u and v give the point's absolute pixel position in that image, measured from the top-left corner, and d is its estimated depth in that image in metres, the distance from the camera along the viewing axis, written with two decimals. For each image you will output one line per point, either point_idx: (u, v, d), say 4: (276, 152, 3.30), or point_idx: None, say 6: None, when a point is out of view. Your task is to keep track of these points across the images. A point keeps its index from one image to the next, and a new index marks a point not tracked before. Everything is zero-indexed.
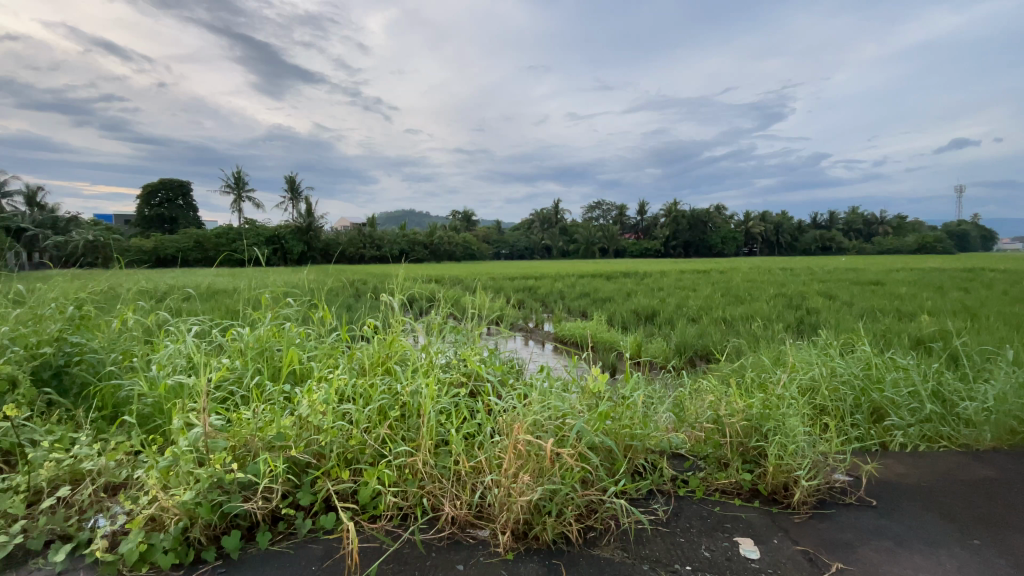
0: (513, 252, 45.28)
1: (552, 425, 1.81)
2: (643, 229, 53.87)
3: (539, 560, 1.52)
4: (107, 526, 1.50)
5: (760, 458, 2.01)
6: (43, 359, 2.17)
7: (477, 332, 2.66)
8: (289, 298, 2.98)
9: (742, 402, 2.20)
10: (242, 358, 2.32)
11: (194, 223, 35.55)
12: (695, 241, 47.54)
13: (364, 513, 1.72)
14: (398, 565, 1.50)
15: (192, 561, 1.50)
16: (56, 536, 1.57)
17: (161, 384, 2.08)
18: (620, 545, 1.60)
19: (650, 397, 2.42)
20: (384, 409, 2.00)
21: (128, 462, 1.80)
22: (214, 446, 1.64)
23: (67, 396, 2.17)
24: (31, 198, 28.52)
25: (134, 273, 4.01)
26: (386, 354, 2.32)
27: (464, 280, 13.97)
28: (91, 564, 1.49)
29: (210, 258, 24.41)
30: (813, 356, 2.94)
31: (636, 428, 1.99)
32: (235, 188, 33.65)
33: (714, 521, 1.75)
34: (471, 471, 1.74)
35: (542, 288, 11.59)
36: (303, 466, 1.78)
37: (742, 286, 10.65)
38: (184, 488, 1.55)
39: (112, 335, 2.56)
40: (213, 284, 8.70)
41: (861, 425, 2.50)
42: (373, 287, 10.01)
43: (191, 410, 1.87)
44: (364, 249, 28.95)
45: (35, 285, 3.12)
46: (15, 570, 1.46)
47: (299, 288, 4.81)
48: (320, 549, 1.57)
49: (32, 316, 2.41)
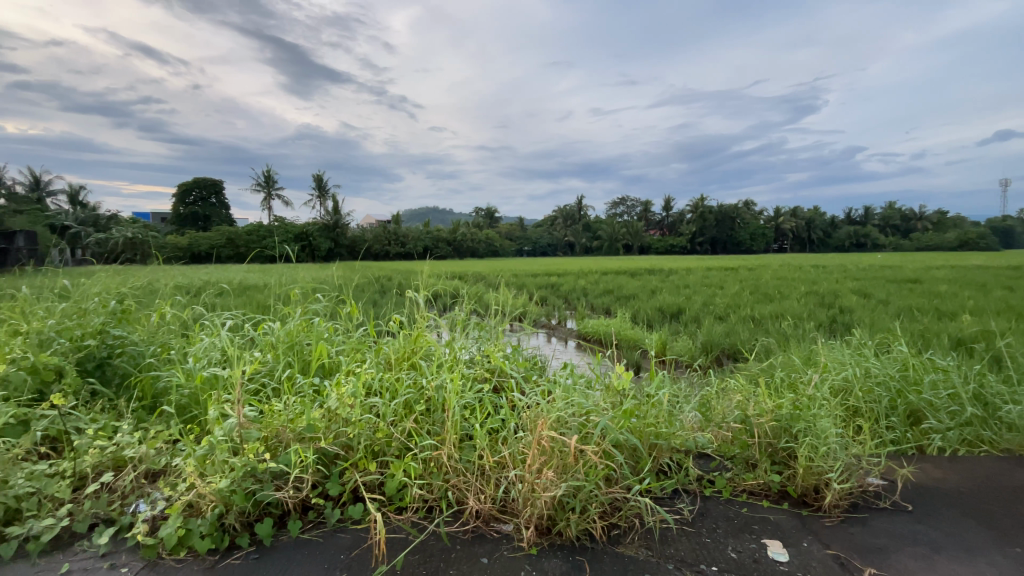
0: (536, 250, 45.24)
1: (576, 422, 1.81)
2: (668, 227, 52.86)
3: (562, 556, 1.52)
4: (148, 512, 1.57)
5: (789, 460, 1.96)
6: (87, 350, 2.29)
7: (500, 328, 2.68)
8: (318, 294, 3.04)
9: (770, 402, 2.16)
10: (274, 352, 2.38)
11: (225, 220, 36.66)
12: (722, 239, 46.50)
13: (390, 504, 1.75)
14: (424, 556, 1.52)
15: (227, 547, 1.55)
16: (100, 520, 1.65)
17: (197, 374, 2.16)
18: (645, 543, 1.59)
19: (675, 395, 2.38)
20: (410, 403, 2.04)
21: (166, 450, 1.89)
22: (247, 436, 1.70)
23: (109, 386, 2.28)
24: (76, 196, 30.00)
25: (171, 269, 4.17)
26: (411, 350, 2.35)
27: (486, 277, 14.02)
28: (133, 547, 1.56)
29: (241, 255, 25.12)
30: (846, 356, 2.87)
31: (661, 427, 1.97)
32: (266, 186, 34.60)
33: (742, 521, 1.72)
34: (496, 465, 1.75)
35: (564, 286, 11.52)
36: (332, 457, 1.83)
37: (771, 284, 10.31)
38: (219, 476, 1.61)
39: (152, 328, 2.66)
40: (244, 280, 8.99)
41: (896, 427, 2.42)
42: (399, 284, 10.14)
43: (225, 401, 1.94)
44: (389, 248, 29.36)
45: (80, 280, 3.27)
46: (61, 552, 1.54)
47: (327, 284, 4.90)
48: (348, 539, 1.61)
49: (78, 310, 2.54)
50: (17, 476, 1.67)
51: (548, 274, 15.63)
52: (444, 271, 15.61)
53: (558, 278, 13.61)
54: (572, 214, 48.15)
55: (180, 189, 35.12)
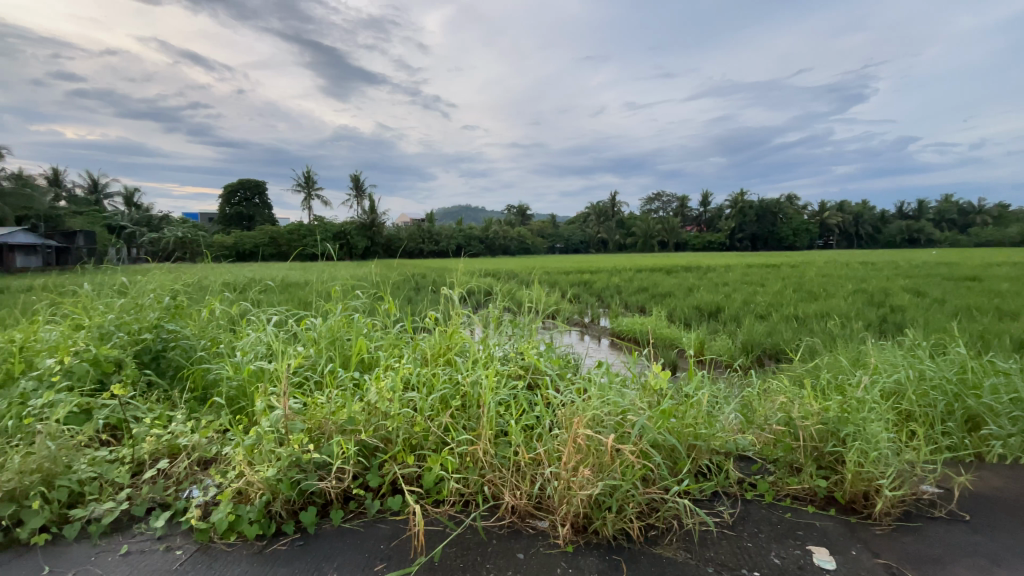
0: (569, 247, 44.92)
1: (613, 421, 1.79)
2: (705, 222, 51.44)
3: (598, 555, 1.51)
4: (201, 497, 1.66)
5: (836, 465, 1.88)
6: (144, 343, 2.43)
7: (534, 325, 2.68)
8: (357, 291, 3.12)
9: (817, 405, 2.08)
10: (317, 347, 2.46)
11: (267, 220, 38.04)
12: (762, 235, 44.94)
13: (427, 497, 1.78)
14: (460, 549, 1.54)
15: (274, 533, 1.62)
16: (156, 504, 1.75)
17: (245, 367, 2.25)
18: (684, 545, 1.56)
19: (715, 396, 2.33)
20: (446, 398, 2.07)
21: (217, 440, 1.98)
22: (292, 427, 1.76)
23: (163, 378, 2.41)
24: (132, 198, 31.76)
25: (220, 266, 4.36)
26: (447, 346, 2.39)
27: (519, 274, 14.06)
28: (187, 531, 1.64)
29: (283, 253, 26.01)
30: (898, 358, 2.73)
31: (700, 428, 1.92)
32: (306, 186, 35.70)
33: (785, 527, 1.67)
34: (531, 462, 1.75)
35: (599, 283, 11.41)
36: (372, 450, 1.87)
37: (816, 282, 9.89)
38: (267, 465, 1.68)
39: (202, 323, 2.79)
40: (286, 277, 9.31)
41: (953, 433, 2.28)
42: (434, 281, 10.29)
43: (272, 394, 2.02)
44: (424, 245, 29.79)
45: (136, 277, 3.46)
46: (121, 533, 1.64)
47: (365, 281, 5.02)
48: (387, 529, 1.65)
49: (135, 306, 2.69)
50: (82, 461, 1.79)
51: (581, 271, 15.49)
52: (478, 268, 15.72)
53: (592, 276, 13.47)
54: (606, 210, 47.52)
55: (226, 189, 36.69)
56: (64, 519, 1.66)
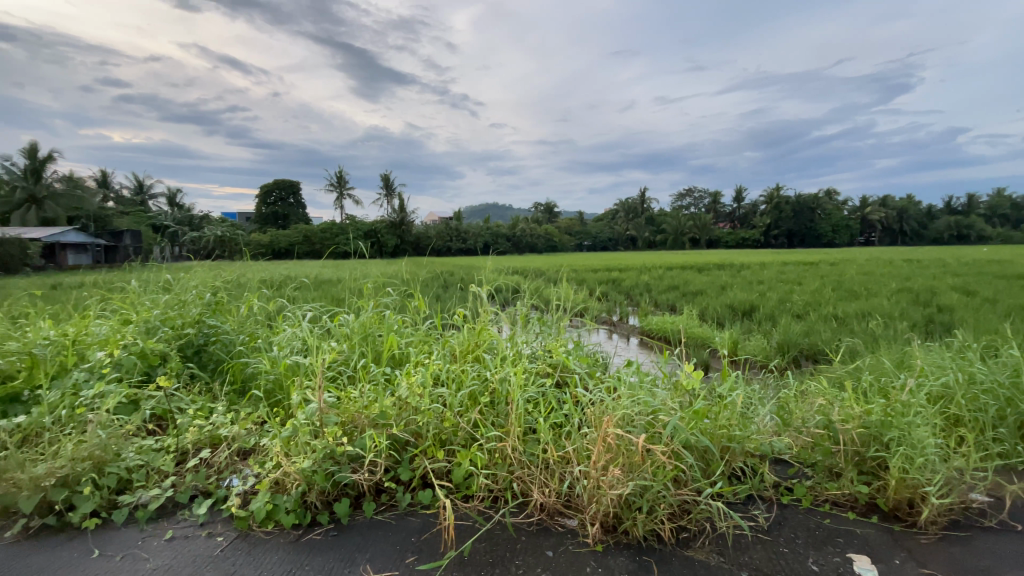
0: (597, 244, 44.51)
1: (643, 421, 1.77)
2: (738, 219, 50.10)
3: (629, 555, 1.49)
4: (240, 486, 1.72)
5: (878, 470, 1.81)
6: (187, 338, 2.54)
7: (562, 323, 2.67)
8: (388, 288, 3.17)
9: (858, 408, 1.99)
10: (350, 342, 2.52)
11: (301, 219, 39.09)
12: (799, 232, 43.46)
13: (457, 492, 1.80)
14: (490, 544, 1.55)
15: (310, 523, 1.67)
16: (199, 492, 1.83)
17: (282, 362, 2.33)
18: (717, 549, 1.53)
19: (750, 397, 2.27)
20: (475, 395, 2.09)
21: (255, 431, 2.05)
22: (326, 420, 1.81)
23: (205, 371, 2.52)
24: (174, 199, 33.11)
25: (257, 263, 4.51)
26: (475, 343, 2.41)
27: (546, 272, 14.02)
28: (227, 519, 1.71)
29: (316, 251, 26.68)
30: (945, 361, 2.60)
31: (734, 429, 1.88)
32: (338, 185, 36.51)
33: (823, 533, 1.62)
34: (560, 460, 1.75)
35: (628, 281, 11.27)
36: (403, 444, 1.90)
37: (857, 281, 9.50)
38: (303, 456, 1.73)
39: (241, 318, 2.90)
40: (319, 275, 9.55)
41: (1006, 440, 2.15)
42: (462, 279, 10.37)
43: (307, 388, 2.08)
44: (452, 243, 30.06)
45: (180, 275, 3.61)
46: (167, 518, 1.71)
47: (396, 278, 5.09)
48: (417, 522, 1.67)
49: (180, 302, 2.81)
50: (129, 449, 1.88)
51: (610, 269, 15.33)
52: (505, 266, 15.76)
53: (621, 274, 13.30)
54: (635, 207, 46.81)
55: (262, 189, 37.86)
56: (113, 504, 1.75)
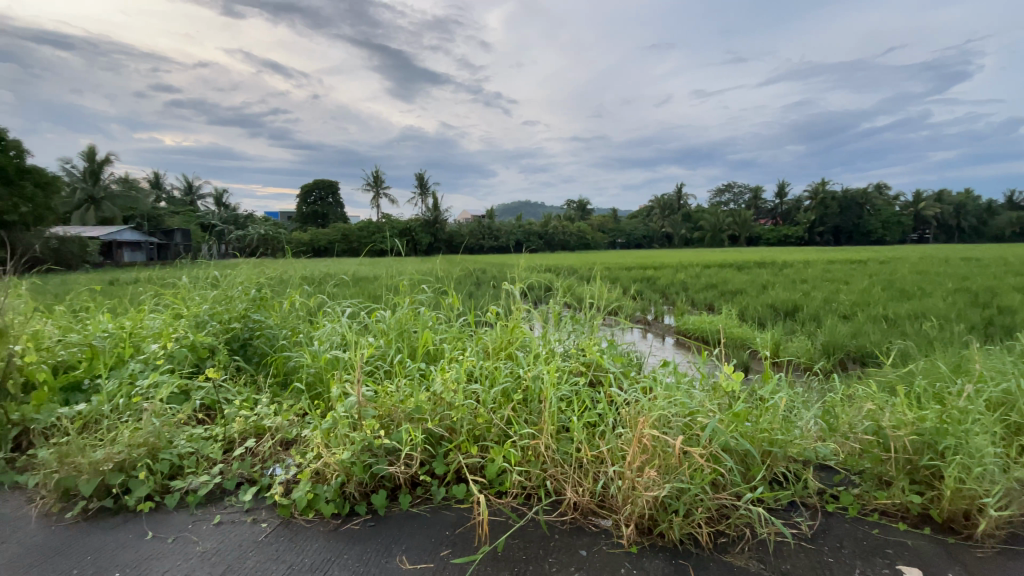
0: (631, 242, 43.84)
1: (680, 422, 1.73)
2: (779, 215, 48.30)
3: (664, 558, 1.47)
4: (283, 475, 1.79)
5: (932, 480, 1.71)
6: (234, 332, 2.66)
7: (596, 322, 2.65)
8: (423, 285, 3.22)
9: (911, 414, 1.89)
10: (386, 338, 2.58)
11: (338, 217, 40.17)
12: (845, 229, 41.51)
13: (491, 488, 1.81)
14: (523, 541, 1.56)
15: (349, 513, 1.72)
16: (245, 480, 1.91)
17: (322, 356, 2.40)
18: (757, 555, 1.49)
19: (793, 400, 2.19)
20: (508, 392, 2.10)
21: (297, 423, 2.13)
22: (364, 413, 1.86)
23: (250, 363, 2.62)
24: (221, 199, 34.62)
25: (299, 260, 4.67)
26: (508, 340, 2.42)
27: (579, 270, 13.92)
28: (271, 506, 1.78)
29: (353, 249, 27.39)
30: (1008, 366, 2.43)
31: (776, 433, 1.81)
32: (374, 185, 37.32)
33: (872, 543, 1.55)
34: (594, 459, 1.74)
35: (663, 279, 11.06)
36: (438, 438, 1.93)
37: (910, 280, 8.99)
38: (342, 448, 1.78)
39: (284, 314, 3.00)
40: (356, 272, 9.80)
41: None
42: (495, 277, 10.43)
43: (346, 381, 2.14)
44: (484, 241, 30.23)
45: (227, 271, 3.78)
46: (215, 504, 1.80)
47: (430, 276, 5.17)
48: (452, 516, 1.70)
49: (227, 298, 2.94)
50: (180, 437, 1.99)
51: (645, 267, 15.08)
52: (538, 264, 15.74)
53: (655, 272, 13.05)
54: (670, 204, 45.83)
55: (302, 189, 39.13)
56: (166, 489, 1.85)
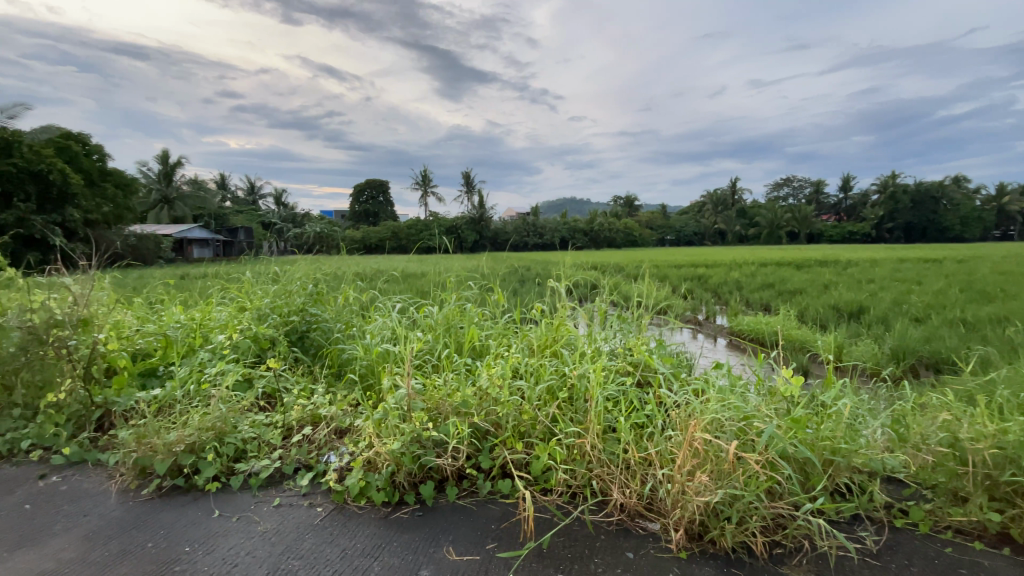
0: (680, 240, 42.56)
1: (733, 426, 1.67)
2: (843, 211, 45.43)
3: (715, 565, 1.43)
4: (337, 463, 1.86)
5: (1017, 498, 1.56)
6: (292, 325, 2.80)
7: (644, 321, 2.59)
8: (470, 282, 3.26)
9: (992, 425, 1.74)
10: (434, 333, 2.63)
11: (388, 215, 41.33)
12: (918, 225, 38.49)
13: (536, 484, 1.82)
14: (569, 539, 1.56)
15: (398, 502, 1.77)
16: (302, 465, 2.01)
17: (373, 349, 2.48)
18: (816, 569, 1.41)
19: (857, 407, 2.06)
20: (553, 389, 2.10)
21: (350, 413, 2.21)
22: (413, 405, 1.91)
23: (307, 355, 2.75)
24: (280, 199, 36.42)
25: (351, 257, 4.84)
26: (554, 338, 2.41)
27: (625, 268, 13.65)
28: (326, 491, 1.86)
29: (402, 247, 28.13)
30: None
31: (839, 442, 1.71)
32: (422, 184, 38.12)
33: (945, 563, 1.44)
34: (642, 461, 1.71)
35: (715, 278, 10.66)
36: (484, 433, 1.95)
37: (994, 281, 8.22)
38: (392, 438, 1.84)
39: (338, 307, 3.13)
40: (405, 269, 10.04)
41: None
42: (541, 275, 10.40)
43: (396, 374, 2.21)
44: (529, 239, 30.22)
45: (286, 267, 3.97)
46: (275, 487, 1.90)
47: (477, 272, 5.22)
48: (498, 510, 1.72)
49: (287, 292, 3.09)
50: (244, 423, 2.12)
51: (695, 265, 14.60)
52: (584, 262, 15.58)
53: (707, 270, 12.61)
54: (723, 200, 44.11)
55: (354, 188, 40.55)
56: (231, 471, 1.97)
